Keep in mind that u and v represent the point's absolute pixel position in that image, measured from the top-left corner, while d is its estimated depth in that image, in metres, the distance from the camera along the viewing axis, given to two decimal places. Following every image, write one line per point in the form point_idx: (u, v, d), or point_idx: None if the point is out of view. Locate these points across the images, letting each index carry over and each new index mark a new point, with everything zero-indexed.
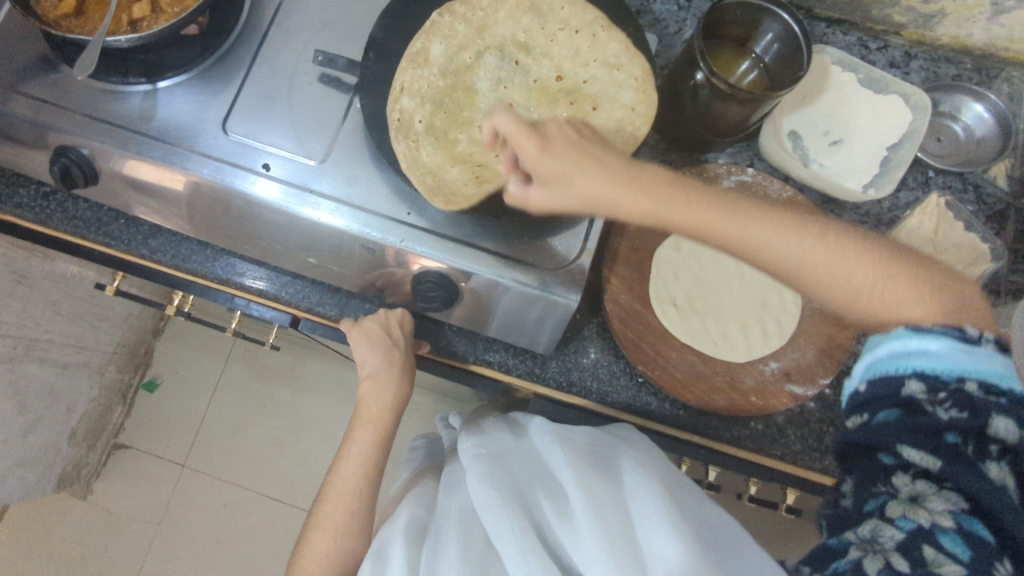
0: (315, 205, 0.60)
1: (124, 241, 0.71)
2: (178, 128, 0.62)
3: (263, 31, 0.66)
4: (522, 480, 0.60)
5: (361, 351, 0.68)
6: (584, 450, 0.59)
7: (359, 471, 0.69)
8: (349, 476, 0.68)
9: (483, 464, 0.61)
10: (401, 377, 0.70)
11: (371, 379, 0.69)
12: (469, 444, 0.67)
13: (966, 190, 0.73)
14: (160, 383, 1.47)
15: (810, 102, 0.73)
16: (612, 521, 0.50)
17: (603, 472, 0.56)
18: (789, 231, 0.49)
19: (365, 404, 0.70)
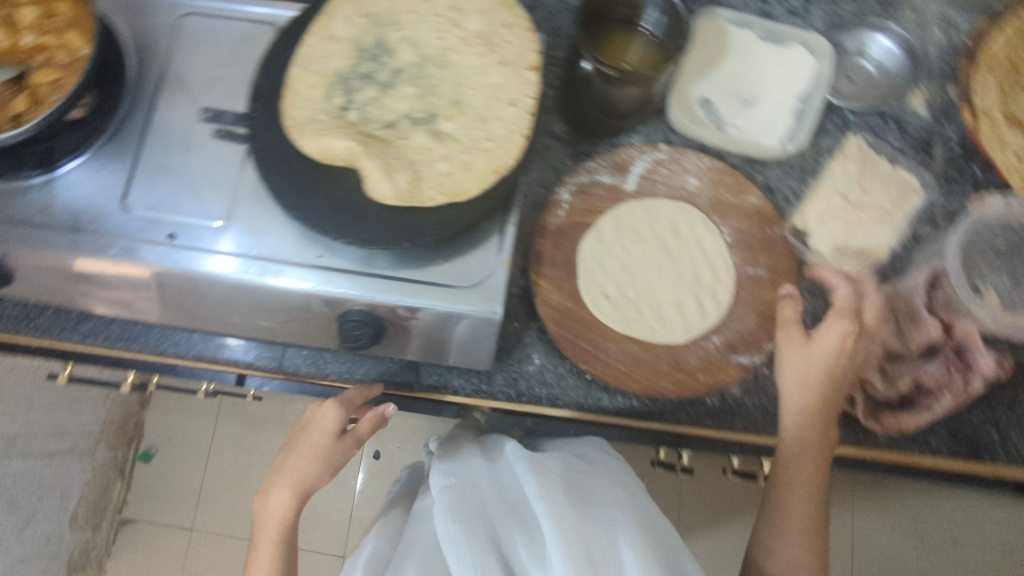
0: (276, 273, 0.58)
1: (57, 330, 0.70)
2: (84, 212, 0.61)
3: (151, 98, 0.65)
4: (492, 514, 0.59)
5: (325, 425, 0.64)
6: (559, 483, 0.58)
7: (272, 548, 0.61)
8: (265, 546, 0.61)
9: (453, 496, 0.60)
10: (336, 467, 0.65)
11: (306, 462, 0.62)
12: (439, 470, 0.65)
13: (888, 126, 0.71)
14: (155, 451, 1.43)
15: (716, 64, 0.71)
16: (596, 570, 0.50)
17: (578, 506, 0.56)
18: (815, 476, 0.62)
19: (261, 521, 0.62)
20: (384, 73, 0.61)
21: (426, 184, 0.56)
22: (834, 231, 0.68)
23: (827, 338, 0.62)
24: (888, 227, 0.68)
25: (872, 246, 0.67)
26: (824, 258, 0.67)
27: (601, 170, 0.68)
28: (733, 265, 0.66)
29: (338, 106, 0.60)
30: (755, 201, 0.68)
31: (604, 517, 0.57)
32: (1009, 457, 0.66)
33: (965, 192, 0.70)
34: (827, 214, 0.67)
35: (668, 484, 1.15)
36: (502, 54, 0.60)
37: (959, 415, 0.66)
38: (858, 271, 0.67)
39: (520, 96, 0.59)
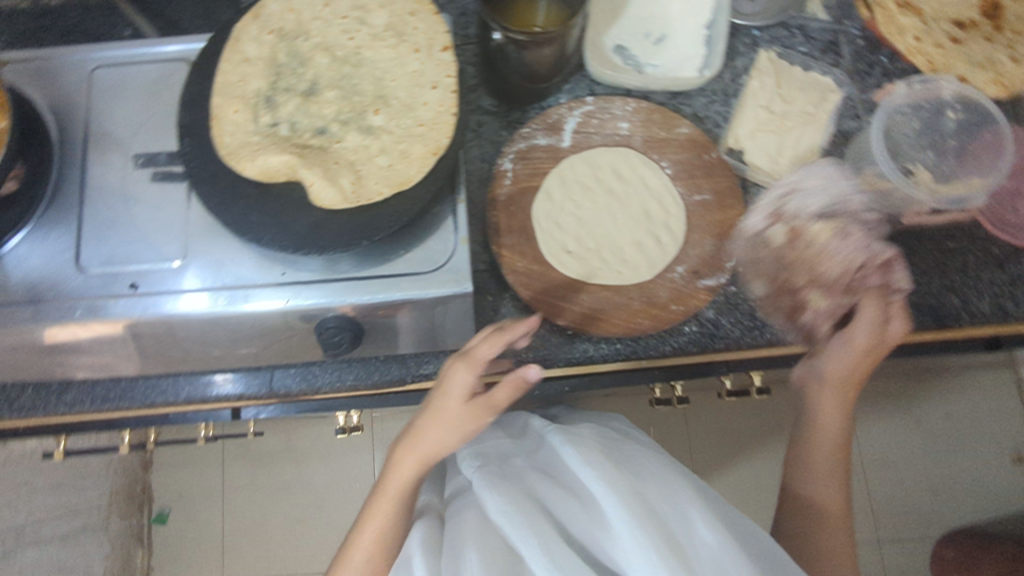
0: (232, 299, 0.59)
1: (42, 406, 0.70)
2: (40, 284, 0.61)
3: (81, 158, 0.65)
4: (536, 488, 0.60)
5: (448, 392, 0.57)
6: (599, 449, 0.60)
7: (390, 503, 0.59)
8: (386, 503, 0.58)
9: (496, 479, 0.60)
10: (469, 432, 0.58)
11: (437, 427, 0.57)
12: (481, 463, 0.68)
13: (793, 34, 0.75)
14: (169, 512, 1.45)
15: (621, 12, 0.73)
16: (652, 510, 0.52)
17: (621, 467, 0.58)
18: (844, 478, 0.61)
19: (387, 475, 0.59)
20: (306, 83, 0.63)
21: (370, 180, 0.58)
22: (767, 142, 0.70)
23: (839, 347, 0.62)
24: (817, 128, 0.71)
25: (806, 148, 0.70)
26: (763, 171, 0.70)
27: (536, 134, 0.70)
28: (679, 196, 0.69)
29: (265, 126, 0.61)
30: (687, 131, 0.70)
31: (648, 476, 0.58)
32: (972, 318, 0.69)
33: (877, 82, 0.74)
34: (756, 129, 0.70)
35: (672, 422, 1.19)
36: (414, 41, 0.62)
37: (918, 288, 0.70)
38: (797, 174, 0.70)
39: (439, 78, 0.60)
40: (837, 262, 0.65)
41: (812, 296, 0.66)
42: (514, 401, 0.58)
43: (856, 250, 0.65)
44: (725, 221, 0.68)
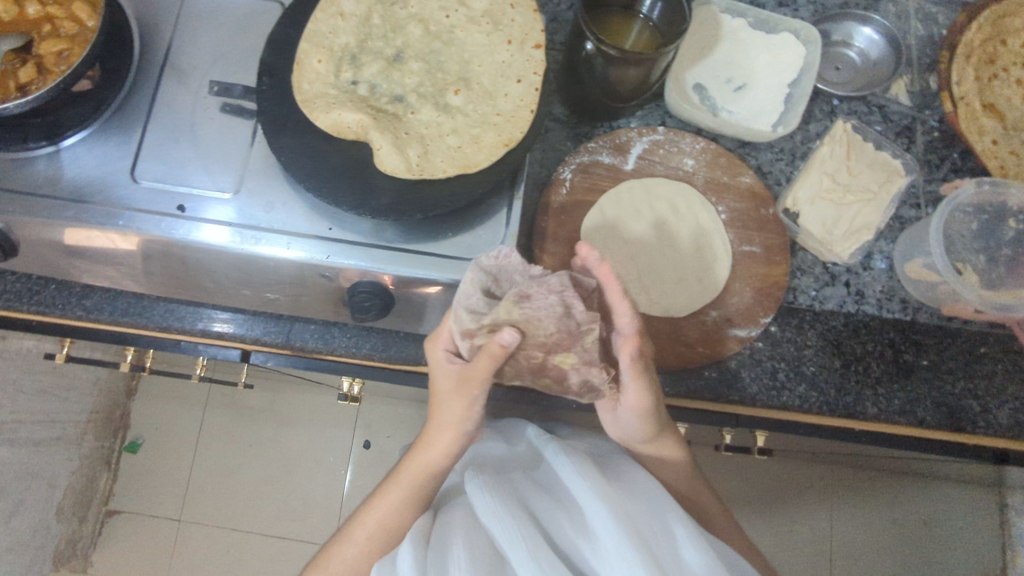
0: (255, 241, 0.59)
1: (60, 305, 0.70)
2: (90, 184, 0.62)
3: (156, 73, 0.66)
4: (525, 492, 0.60)
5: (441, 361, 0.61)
6: (591, 462, 0.61)
7: (405, 479, 0.65)
8: (399, 486, 0.65)
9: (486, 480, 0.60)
10: (466, 409, 0.59)
11: (442, 406, 0.61)
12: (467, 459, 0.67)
13: (871, 112, 0.75)
14: (142, 442, 1.44)
15: (708, 53, 0.73)
16: (646, 533, 0.53)
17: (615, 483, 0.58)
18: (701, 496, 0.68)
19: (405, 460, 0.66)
20: (394, 50, 0.63)
21: (436, 157, 0.59)
22: (825, 210, 0.71)
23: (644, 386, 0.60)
24: (875, 207, 0.71)
25: (862, 225, 0.70)
26: (815, 238, 0.70)
27: (602, 151, 0.70)
28: (729, 243, 0.69)
29: (345, 82, 0.62)
30: (750, 181, 0.70)
31: (641, 492, 0.59)
32: (989, 427, 0.69)
33: (943, 176, 0.74)
34: (818, 194, 0.70)
35: None
36: (510, 33, 0.63)
37: (941, 385, 0.69)
38: (847, 249, 0.70)
39: (527, 74, 0.61)
40: (549, 327, 0.54)
41: (559, 360, 0.56)
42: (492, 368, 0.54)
43: (552, 314, 0.54)
44: (770, 275, 0.68)
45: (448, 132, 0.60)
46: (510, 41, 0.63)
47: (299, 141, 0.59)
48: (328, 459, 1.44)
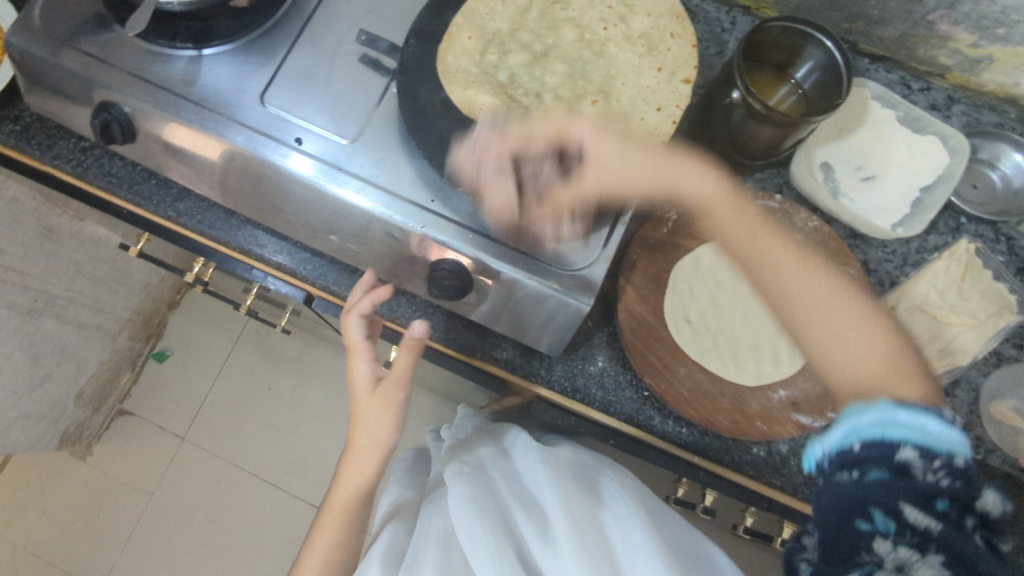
0: (342, 183, 0.60)
1: (153, 201, 0.72)
2: (217, 95, 0.62)
3: (309, 11, 0.66)
4: (503, 496, 0.64)
5: (359, 385, 0.69)
6: (566, 472, 0.64)
7: (342, 502, 0.70)
8: (331, 517, 0.71)
9: (468, 485, 0.65)
10: (384, 418, 0.68)
11: (363, 427, 0.68)
12: (456, 461, 0.72)
13: (998, 240, 0.72)
14: (170, 355, 1.47)
15: (845, 135, 0.71)
16: (604, 544, 0.55)
17: (587, 495, 0.61)
18: (723, 197, 0.64)
19: (337, 492, 0.71)
20: (541, 49, 0.64)
21: (555, 161, 0.58)
22: (925, 326, 0.66)
23: (608, 150, 0.57)
24: (978, 336, 0.66)
25: (957, 349, 0.66)
26: (906, 348, 0.66)
27: None
28: None
29: (487, 64, 0.62)
30: (854, 274, 0.67)
31: (611, 503, 0.61)
32: None
33: None
34: (921, 307, 0.67)
35: None
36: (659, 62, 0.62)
37: None
38: (938, 369, 0.66)
39: (670, 105, 0.60)
40: (497, 198, 0.57)
41: (531, 217, 0.58)
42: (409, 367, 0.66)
43: (492, 173, 0.56)
44: None
45: (574, 142, 0.60)
46: (662, 68, 0.61)
47: (429, 110, 0.59)
48: (339, 423, 1.44)
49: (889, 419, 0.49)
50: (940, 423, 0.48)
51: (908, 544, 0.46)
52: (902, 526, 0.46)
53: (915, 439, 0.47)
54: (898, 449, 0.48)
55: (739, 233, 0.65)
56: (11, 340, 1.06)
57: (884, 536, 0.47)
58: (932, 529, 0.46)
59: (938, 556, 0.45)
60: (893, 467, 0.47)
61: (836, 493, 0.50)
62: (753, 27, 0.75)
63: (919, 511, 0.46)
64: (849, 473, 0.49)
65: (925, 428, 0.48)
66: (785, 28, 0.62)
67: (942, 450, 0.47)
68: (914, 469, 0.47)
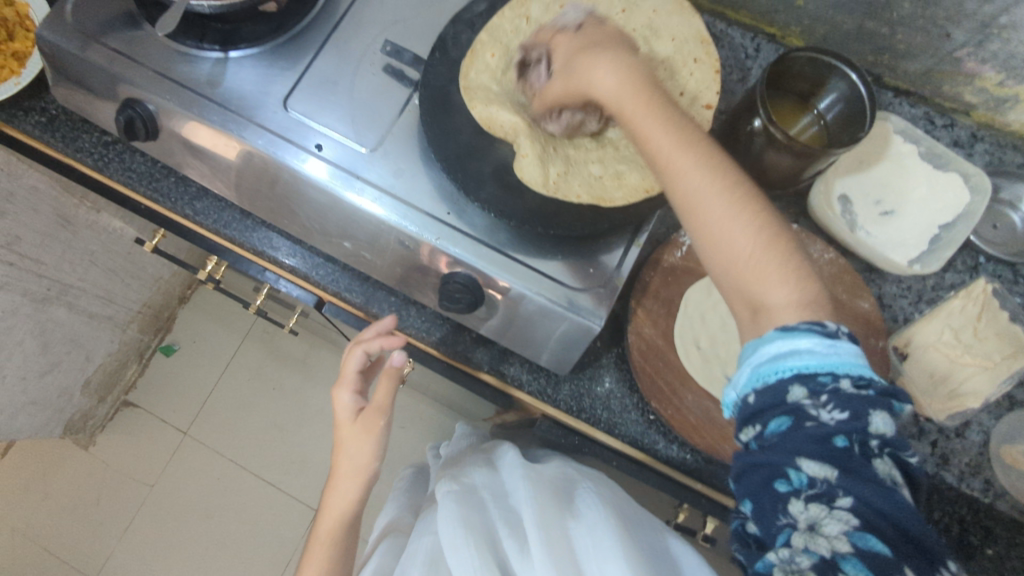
0: (360, 191, 0.60)
1: (170, 199, 0.72)
2: (241, 98, 0.63)
3: (336, 19, 0.66)
4: (489, 514, 0.65)
5: (343, 412, 0.69)
6: (544, 484, 0.65)
7: (330, 527, 0.70)
8: (317, 544, 0.70)
9: (456, 501, 0.66)
10: (366, 441, 0.68)
11: (346, 451, 0.68)
12: (446, 477, 0.72)
13: (1017, 281, 0.71)
14: (177, 349, 1.48)
15: (866, 168, 0.71)
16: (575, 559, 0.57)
17: (563, 507, 0.63)
18: (639, 87, 0.53)
19: (323, 518, 0.70)
20: None
21: (573, 181, 0.57)
22: (938, 365, 0.65)
23: (602, 79, 0.54)
24: (991, 378, 0.64)
25: (967, 393, 0.65)
26: (914, 386, 0.66)
27: None
28: None
29: (509, 82, 0.62)
30: (867, 308, 0.67)
31: (587, 511, 0.62)
32: None
33: None
34: (932, 344, 0.66)
35: None
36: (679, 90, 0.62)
37: None
38: (945, 412, 0.65)
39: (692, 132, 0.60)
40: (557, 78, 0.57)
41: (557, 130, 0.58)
42: (390, 392, 0.68)
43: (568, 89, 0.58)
44: None
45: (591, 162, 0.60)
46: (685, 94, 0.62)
47: (450, 123, 0.59)
48: None
49: (778, 354, 0.44)
50: (818, 342, 0.43)
51: (820, 498, 0.41)
52: (811, 478, 0.42)
53: (817, 366, 0.43)
54: (786, 389, 0.43)
55: (664, 130, 0.51)
56: (23, 326, 1.06)
57: (800, 495, 0.42)
58: (835, 477, 0.41)
59: (847, 498, 0.41)
60: (790, 411, 0.43)
61: (746, 463, 0.45)
62: (777, 56, 0.75)
63: (821, 462, 0.41)
64: (751, 429, 0.45)
65: (794, 351, 0.44)
66: (812, 59, 0.63)
67: (823, 378, 0.42)
68: (804, 411, 0.43)
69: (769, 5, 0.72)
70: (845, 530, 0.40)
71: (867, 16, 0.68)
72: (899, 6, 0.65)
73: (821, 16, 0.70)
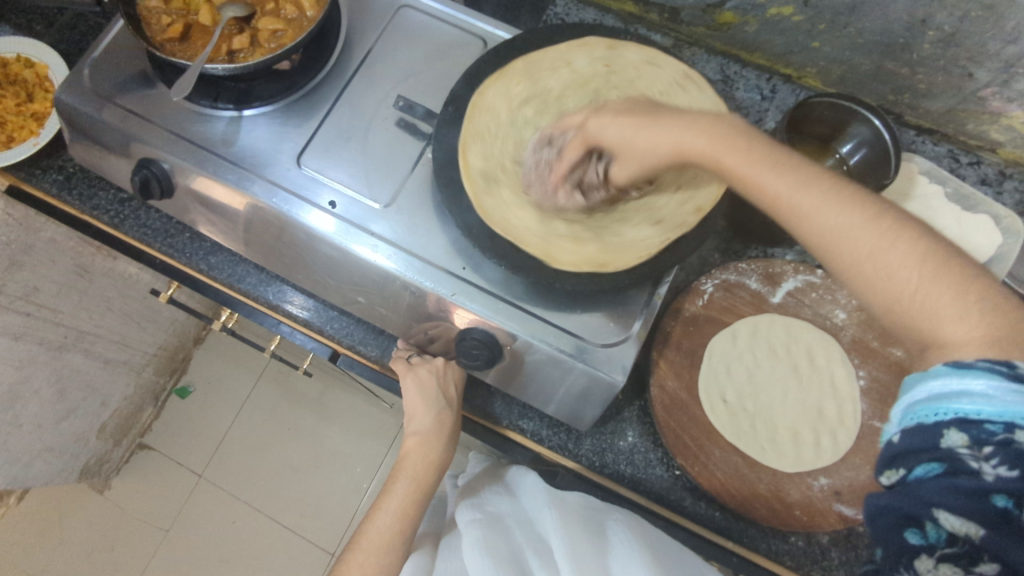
0: (373, 247, 0.59)
1: (185, 254, 0.72)
2: (255, 156, 0.63)
3: (349, 74, 0.66)
4: (517, 543, 0.63)
5: (412, 406, 0.65)
6: (570, 510, 0.62)
7: (407, 480, 0.65)
8: (370, 547, 0.61)
9: (481, 529, 0.64)
10: (446, 409, 0.66)
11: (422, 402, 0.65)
12: (467, 505, 0.70)
13: None
14: (192, 390, 1.48)
15: None
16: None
17: (591, 535, 0.59)
18: (735, 139, 0.42)
19: (407, 462, 0.65)
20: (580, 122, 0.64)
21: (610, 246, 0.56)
22: None
23: (612, 135, 0.49)
24: None
25: None
26: None
27: (750, 275, 0.68)
28: (861, 412, 0.62)
29: (520, 119, 0.61)
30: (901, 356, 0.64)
31: (616, 538, 0.59)
32: None
33: None
34: None
35: None
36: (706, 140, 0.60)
37: None
38: None
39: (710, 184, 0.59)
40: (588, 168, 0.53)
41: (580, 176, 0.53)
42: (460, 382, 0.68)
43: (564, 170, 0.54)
44: None
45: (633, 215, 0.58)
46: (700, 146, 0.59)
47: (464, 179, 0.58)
48: (356, 468, 1.43)
49: (944, 393, 0.33)
50: (998, 386, 0.31)
51: (957, 559, 0.32)
52: (950, 535, 0.32)
53: (993, 413, 0.31)
54: (942, 432, 0.32)
55: (775, 176, 0.41)
56: (39, 374, 1.06)
57: (931, 552, 0.32)
58: (980, 536, 0.31)
59: (992, 564, 0.31)
60: (942, 458, 0.32)
61: (875, 506, 0.35)
62: (793, 98, 0.74)
63: (959, 515, 0.32)
64: (894, 471, 0.35)
65: (964, 392, 0.32)
66: (831, 104, 0.62)
67: (993, 425, 0.31)
68: (960, 459, 0.32)
69: (784, 47, 0.71)
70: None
71: (886, 57, 0.66)
72: (919, 46, 0.63)
73: (837, 57, 0.69)
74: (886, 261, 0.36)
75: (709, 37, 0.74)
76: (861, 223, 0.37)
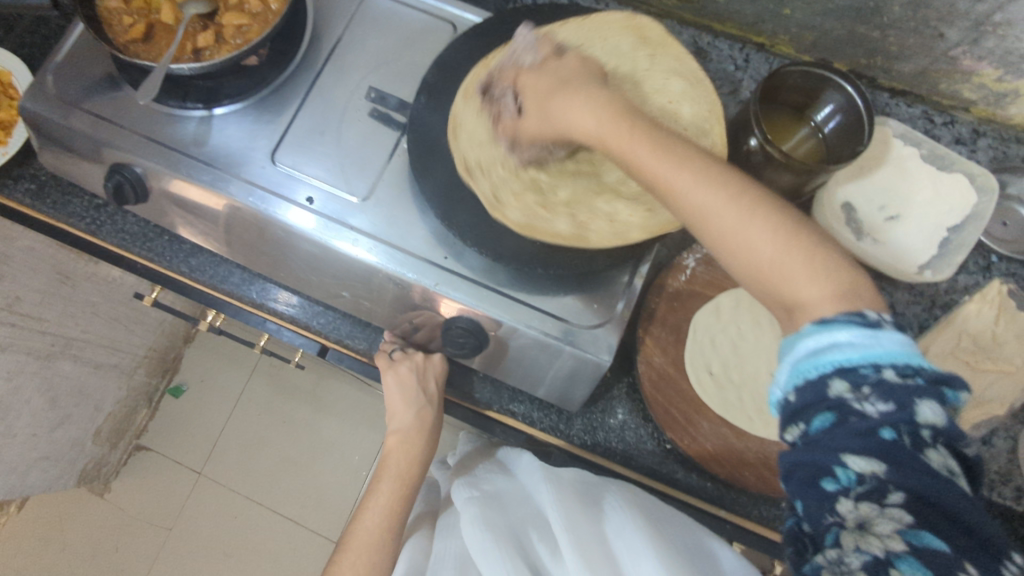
0: (353, 242, 0.59)
1: (165, 257, 0.72)
2: (228, 155, 0.62)
3: (319, 66, 0.66)
4: (515, 519, 0.64)
5: (393, 404, 0.67)
6: (563, 480, 0.63)
7: (392, 480, 0.67)
8: (361, 545, 0.64)
9: (477, 506, 0.65)
10: (426, 406, 0.67)
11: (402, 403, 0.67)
12: (460, 486, 0.71)
13: None
14: (186, 389, 1.48)
15: (868, 173, 0.69)
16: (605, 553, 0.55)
17: (585, 502, 0.60)
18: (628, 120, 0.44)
19: (390, 459, 0.68)
20: None
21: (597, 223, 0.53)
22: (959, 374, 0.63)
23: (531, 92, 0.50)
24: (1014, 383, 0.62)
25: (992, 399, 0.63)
26: None
27: None
28: None
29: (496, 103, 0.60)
30: None
31: (609, 504, 0.60)
32: None
33: None
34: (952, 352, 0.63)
35: None
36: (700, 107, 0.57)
37: None
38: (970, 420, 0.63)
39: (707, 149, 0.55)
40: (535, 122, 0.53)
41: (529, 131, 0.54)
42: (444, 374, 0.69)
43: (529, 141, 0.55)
44: None
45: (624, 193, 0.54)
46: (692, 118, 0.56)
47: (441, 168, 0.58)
48: (354, 457, 1.44)
49: (817, 348, 0.36)
50: (858, 333, 0.35)
51: (870, 496, 0.33)
52: (858, 474, 0.33)
53: (858, 358, 0.35)
54: (828, 384, 0.35)
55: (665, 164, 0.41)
56: (29, 384, 1.05)
57: (847, 494, 0.34)
58: (883, 471, 0.33)
59: (898, 492, 0.33)
60: (833, 407, 0.35)
61: (790, 461, 0.36)
62: (767, 66, 0.74)
63: (865, 456, 0.33)
64: (795, 427, 0.36)
65: (834, 344, 0.35)
66: (805, 72, 0.62)
67: (866, 368, 0.34)
68: (848, 405, 0.34)
69: (755, 16, 0.70)
70: (898, 531, 0.32)
71: (857, 21, 0.66)
72: (889, 10, 0.63)
73: (809, 24, 0.69)
74: (742, 241, 0.39)
75: (680, 9, 0.74)
76: (723, 201, 0.40)
